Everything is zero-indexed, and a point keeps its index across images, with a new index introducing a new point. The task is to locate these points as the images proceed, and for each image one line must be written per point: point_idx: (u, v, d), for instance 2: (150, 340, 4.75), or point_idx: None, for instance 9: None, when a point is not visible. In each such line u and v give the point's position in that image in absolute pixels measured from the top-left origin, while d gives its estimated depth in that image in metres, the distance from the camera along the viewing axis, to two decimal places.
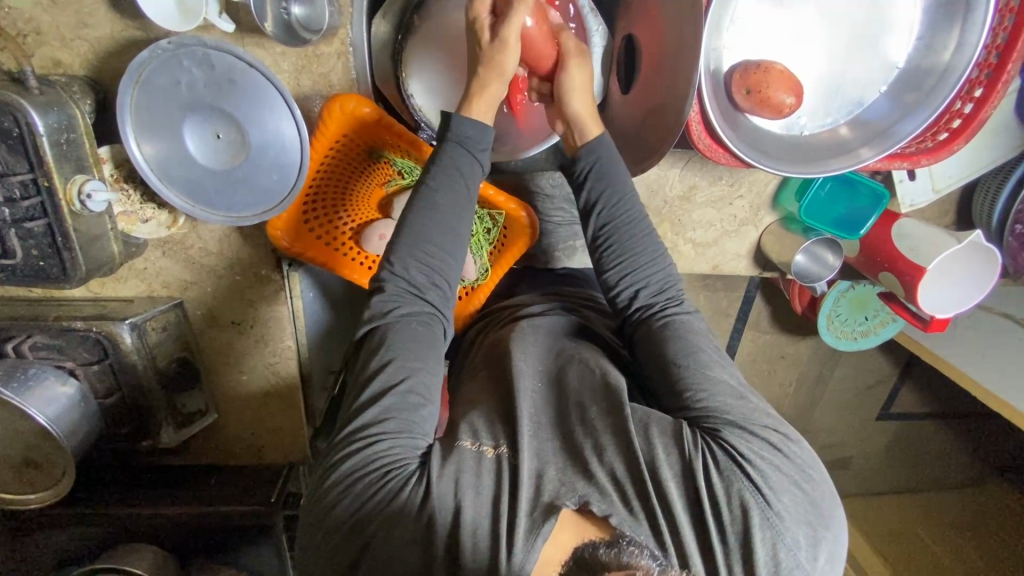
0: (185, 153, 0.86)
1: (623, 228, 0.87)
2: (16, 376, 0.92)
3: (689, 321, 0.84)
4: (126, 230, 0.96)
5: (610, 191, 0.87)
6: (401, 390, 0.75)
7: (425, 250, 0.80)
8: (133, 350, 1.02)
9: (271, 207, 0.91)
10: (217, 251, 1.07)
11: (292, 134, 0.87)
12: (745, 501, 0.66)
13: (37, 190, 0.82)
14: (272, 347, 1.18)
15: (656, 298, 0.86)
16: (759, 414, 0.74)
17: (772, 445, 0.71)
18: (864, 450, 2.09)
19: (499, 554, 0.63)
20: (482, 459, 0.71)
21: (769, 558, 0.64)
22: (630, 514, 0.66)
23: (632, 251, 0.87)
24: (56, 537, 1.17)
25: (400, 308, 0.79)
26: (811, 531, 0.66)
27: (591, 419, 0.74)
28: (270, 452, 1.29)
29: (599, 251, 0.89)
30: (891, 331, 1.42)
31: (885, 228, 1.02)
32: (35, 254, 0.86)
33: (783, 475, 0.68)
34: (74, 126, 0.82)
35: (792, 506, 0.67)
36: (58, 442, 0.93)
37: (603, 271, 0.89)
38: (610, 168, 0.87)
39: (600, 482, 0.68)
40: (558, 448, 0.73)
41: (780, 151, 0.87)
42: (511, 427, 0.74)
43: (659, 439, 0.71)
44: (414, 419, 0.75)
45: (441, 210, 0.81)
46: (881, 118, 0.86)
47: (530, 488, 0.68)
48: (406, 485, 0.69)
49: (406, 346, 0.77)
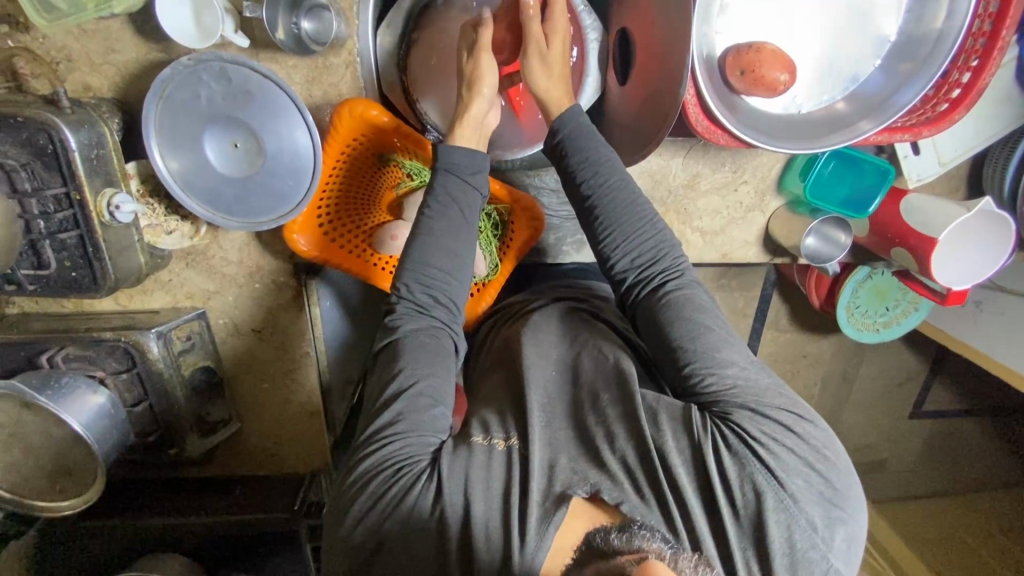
0: (207, 164, 0.91)
1: (612, 197, 0.84)
2: (50, 385, 0.95)
3: (690, 294, 0.81)
4: (151, 242, 1.01)
5: (594, 160, 0.85)
6: (410, 393, 0.76)
7: (429, 273, 0.82)
8: (159, 359, 1.05)
9: (286, 211, 0.95)
10: (237, 260, 1.11)
11: (304, 140, 0.91)
12: (757, 486, 0.65)
13: (70, 204, 0.87)
14: (292, 354, 1.21)
15: (653, 270, 0.83)
16: (772, 395, 0.73)
17: (787, 426, 0.69)
18: (899, 450, 2.02)
19: (510, 542, 0.63)
20: (494, 452, 0.72)
21: (783, 539, 0.64)
22: (641, 502, 0.66)
23: (624, 224, 0.84)
24: (89, 548, 1.19)
25: (409, 324, 0.81)
26: (826, 512, 0.66)
27: (602, 407, 0.75)
28: (291, 462, 1.31)
29: (590, 221, 0.86)
30: (915, 320, 1.39)
31: (893, 206, 1.01)
32: (68, 265, 0.90)
33: (797, 456, 0.67)
34: (103, 142, 0.88)
35: (805, 488, 0.66)
36: (89, 448, 0.96)
37: (596, 241, 0.86)
38: (587, 140, 0.85)
39: (611, 470, 0.68)
40: (570, 437, 0.73)
41: (778, 130, 0.87)
42: (522, 418, 0.75)
43: (667, 427, 0.70)
44: (429, 417, 0.76)
45: (438, 235, 0.83)
46: (877, 91, 0.87)
47: (541, 478, 0.68)
48: (418, 481, 0.70)
49: (416, 356, 0.78)
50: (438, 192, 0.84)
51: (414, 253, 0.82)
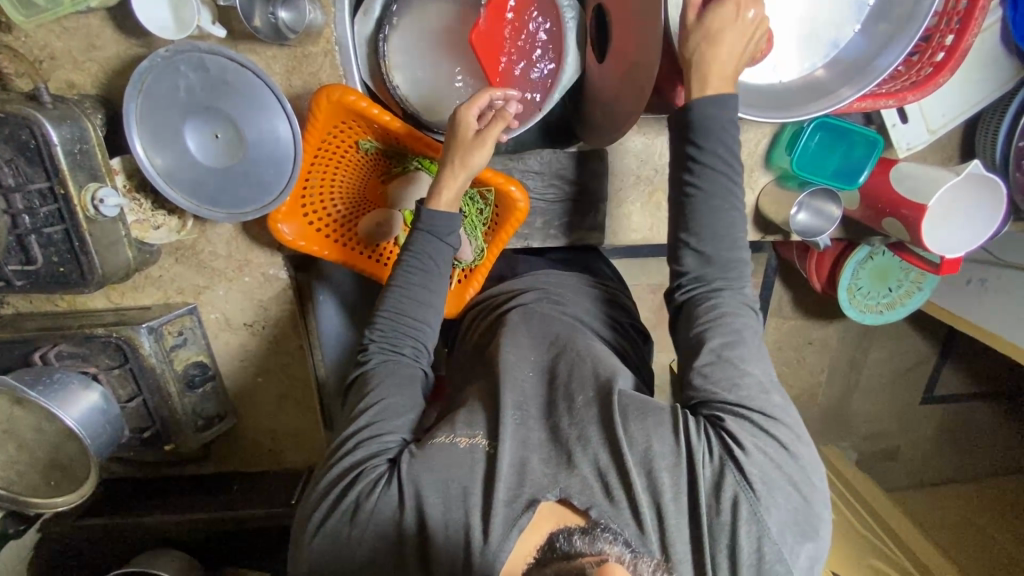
0: (188, 156, 0.92)
1: (711, 209, 0.77)
2: (42, 381, 0.96)
3: (744, 327, 0.75)
4: (139, 237, 1.02)
5: (710, 167, 0.77)
6: (370, 410, 0.76)
7: (405, 320, 0.83)
8: (151, 354, 1.06)
9: (270, 201, 0.96)
10: (226, 254, 1.11)
11: (285, 131, 0.92)
12: (736, 494, 0.64)
13: (54, 198, 0.88)
14: (284, 348, 1.22)
15: (720, 282, 0.77)
16: (778, 408, 0.70)
17: (781, 444, 0.68)
18: (912, 439, 1.98)
19: (473, 545, 0.63)
20: (457, 448, 0.70)
21: (752, 551, 0.63)
22: (610, 505, 0.65)
23: (714, 228, 0.77)
24: (89, 546, 1.20)
25: (378, 357, 0.81)
26: (799, 536, 0.65)
27: (576, 410, 0.72)
28: (290, 456, 1.31)
29: (679, 209, 0.79)
30: (920, 299, 1.38)
31: (883, 175, 1.00)
32: (55, 260, 0.91)
33: (780, 474, 0.66)
34: (86, 138, 0.89)
35: (784, 506, 0.65)
36: (81, 442, 0.96)
37: (678, 231, 0.80)
38: (716, 138, 0.77)
39: (582, 474, 0.67)
40: (543, 439, 0.71)
41: (758, 99, 0.86)
42: (492, 418, 0.74)
43: (645, 424, 0.69)
44: (396, 424, 0.76)
45: (414, 287, 0.84)
46: (859, 55, 0.85)
47: (510, 479, 0.67)
48: (376, 488, 0.69)
49: (387, 384, 0.78)
50: (414, 252, 0.85)
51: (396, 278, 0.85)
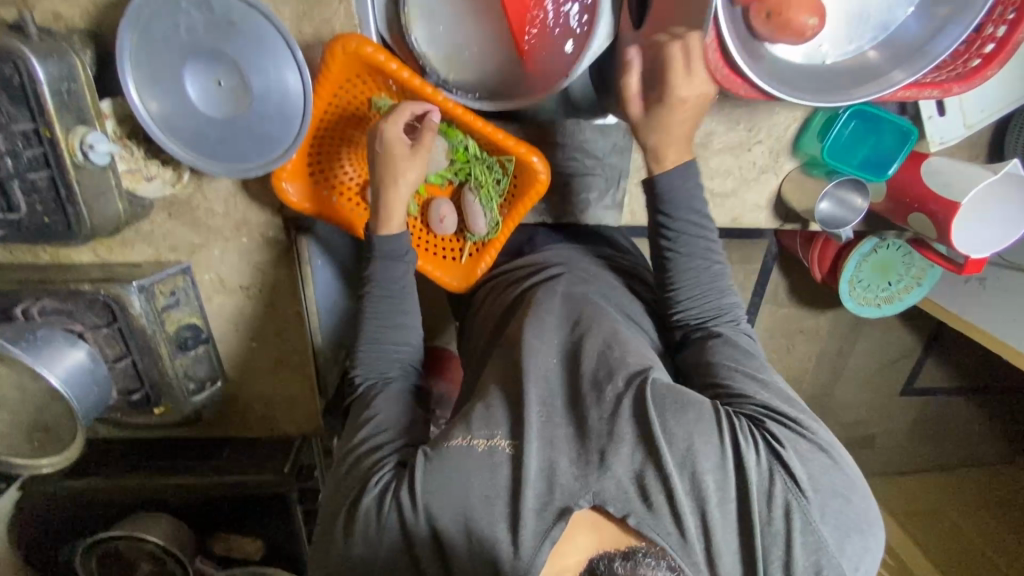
0: (187, 103, 0.85)
1: (692, 265, 0.89)
2: (25, 337, 0.91)
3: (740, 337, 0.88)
4: (130, 188, 0.95)
5: (689, 237, 0.89)
6: (373, 423, 0.80)
7: (398, 324, 0.89)
8: (142, 314, 1.00)
9: (274, 157, 0.89)
10: (223, 211, 1.05)
11: (295, 82, 0.86)
12: (787, 503, 0.66)
13: (40, 141, 0.81)
14: (281, 314, 1.16)
15: (711, 309, 0.89)
16: (803, 412, 0.76)
17: (821, 446, 0.71)
18: (888, 430, 2.01)
19: (506, 550, 0.64)
20: (474, 450, 0.69)
21: (807, 558, 0.65)
22: (648, 512, 0.66)
23: (688, 267, 0.89)
24: (73, 510, 1.16)
25: (366, 376, 0.86)
26: (856, 540, 0.67)
27: (605, 400, 0.72)
28: (282, 422, 1.27)
29: (665, 281, 0.91)
30: (917, 296, 1.35)
31: (913, 168, 0.98)
32: (41, 209, 0.85)
33: (828, 476, 0.69)
34: (75, 76, 0.81)
35: (837, 512, 0.67)
36: (66, 401, 0.91)
37: (667, 290, 0.91)
38: (684, 205, 0.88)
39: (616, 477, 0.67)
40: (570, 435, 0.71)
41: (801, 82, 0.82)
42: (517, 415, 0.72)
43: (687, 424, 0.69)
44: (400, 435, 0.79)
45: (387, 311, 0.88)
46: (912, 39, 0.81)
47: (540, 484, 0.67)
48: (385, 496, 0.70)
49: (384, 403, 0.82)
50: (382, 279, 0.88)
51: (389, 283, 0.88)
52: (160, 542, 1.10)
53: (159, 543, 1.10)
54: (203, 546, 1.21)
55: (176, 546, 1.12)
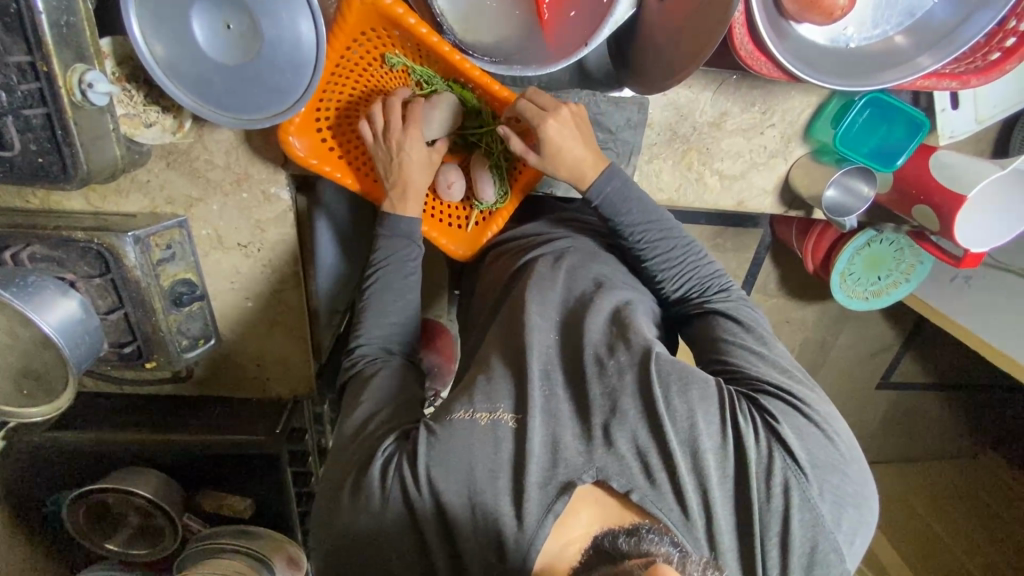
0: (191, 45, 0.81)
1: (658, 239, 0.94)
2: (15, 283, 0.88)
3: (735, 305, 0.90)
4: (128, 134, 0.92)
5: (642, 213, 0.94)
6: (377, 398, 0.81)
7: (398, 298, 0.91)
8: (137, 266, 0.97)
9: (283, 109, 0.87)
10: (223, 164, 1.02)
11: (308, 32, 0.82)
12: (787, 481, 0.68)
13: (35, 77, 0.77)
14: (279, 274, 1.14)
15: (695, 286, 0.93)
16: (804, 387, 0.78)
17: (818, 422, 0.73)
18: (862, 419, 2.06)
19: (509, 521, 0.65)
20: (477, 425, 0.71)
21: (805, 539, 0.67)
22: (652, 489, 0.67)
23: (659, 254, 0.94)
24: (57, 463, 1.13)
25: (367, 357, 0.87)
26: (850, 514, 0.69)
27: (609, 376, 0.74)
28: (274, 383, 1.26)
29: (642, 266, 0.96)
30: (904, 291, 1.36)
31: (922, 159, 0.98)
32: (35, 149, 0.81)
33: (824, 451, 0.71)
34: (74, 9, 0.77)
35: (833, 488, 0.69)
36: (58, 351, 0.89)
37: (649, 275, 0.96)
38: (622, 203, 0.93)
39: (619, 452, 0.69)
40: (571, 413, 0.73)
41: (826, 63, 0.81)
42: (519, 390, 0.74)
43: (690, 399, 0.71)
44: (402, 412, 0.80)
45: (389, 295, 0.91)
46: (942, 24, 0.80)
47: (544, 459, 0.68)
48: (390, 471, 0.71)
49: (382, 377, 0.84)
50: (394, 255, 0.92)
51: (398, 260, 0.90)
52: (147, 496, 1.09)
53: (146, 497, 1.09)
54: (190, 505, 1.19)
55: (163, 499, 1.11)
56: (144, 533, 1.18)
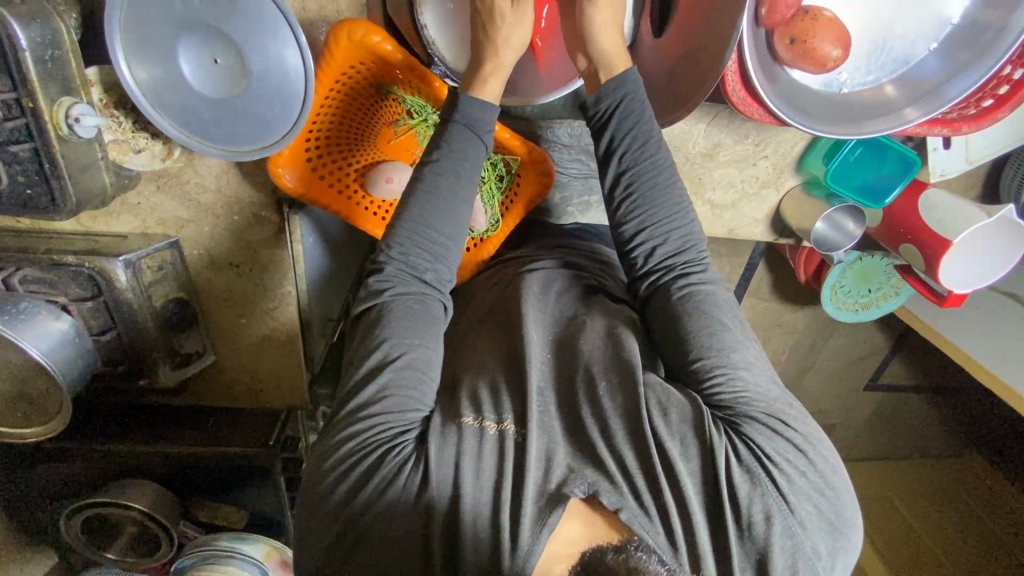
0: (180, 79, 0.80)
1: (648, 183, 0.82)
2: (7, 310, 0.88)
3: (714, 291, 0.79)
4: (117, 159, 0.91)
5: (642, 147, 0.82)
6: (398, 364, 0.72)
7: (428, 235, 0.79)
8: (128, 288, 0.98)
9: (272, 142, 0.86)
10: (215, 188, 1.02)
11: (295, 62, 0.81)
12: (768, 509, 0.63)
13: (21, 111, 0.77)
14: (272, 292, 1.14)
15: (675, 260, 0.81)
16: (783, 405, 0.71)
17: (798, 446, 0.67)
18: (849, 420, 2.04)
19: (502, 545, 0.61)
20: (485, 436, 0.68)
21: (786, 564, 0.62)
22: (642, 511, 0.63)
23: (655, 210, 0.82)
24: (57, 471, 1.16)
25: (395, 288, 0.77)
26: (831, 540, 0.65)
27: (600, 396, 0.71)
28: (268, 395, 1.27)
29: (620, 207, 0.84)
30: (895, 304, 1.31)
31: (911, 199, 0.99)
32: (23, 181, 0.81)
33: (807, 481, 0.65)
34: (59, 42, 0.76)
35: (814, 515, 0.64)
36: (52, 377, 0.91)
37: (622, 224, 0.84)
38: (636, 106, 0.82)
39: (609, 471, 0.65)
40: (564, 430, 0.70)
41: (816, 109, 0.82)
42: (520, 402, 0.71)
43: (675, 428, 0.68)
44: (413, 394, 0.72)
45: (422, 231, 0.79)
46: (929, 78, 0.82)
47: (537, 473, 0.65)
48: (405, 467, 0.66)
49: (401, 323, 0.75)
50: (413, 216, 0.79)
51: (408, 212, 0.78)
52: (142, 509, 1.12)
53: (142, 509, 1.12)
54: (185, 512, 1.23)
55: (158, 512, 1.14)
56: (140, 542, 1.22)
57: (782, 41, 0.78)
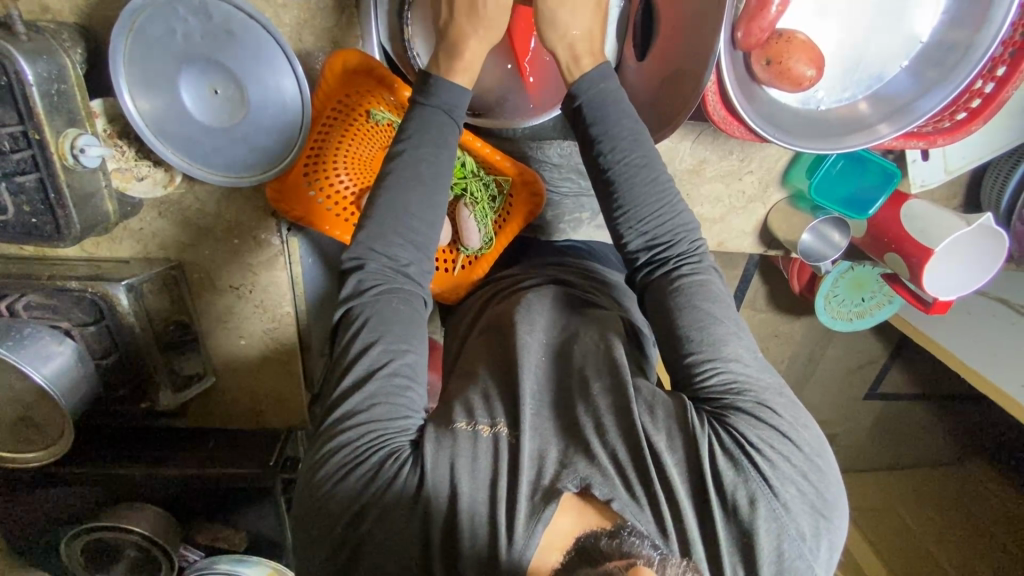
0: (181, 111, 0.84)
1: (633, 173, 0.82)
2: (11, 336, 0.90)
3: (706, 281, 0.79)
4: (120, 188, 0.95)
5: (623, 136, 0.82)
6: (386, 372, 0.72)
7: (417, 241, 0.78)
8: (129, 313, 1.00)
9: (270, 168, 0.91)
10: (214, 212, 1.04)
11: (292, 91, 0.85)
12: (753, 495, 0.64)
13: (27, 143, 0.79)
14: (271, 313, 1.16)
15: (669, 254, 0.81)
16: (770, 393, 0.72)
17: (784, 433, 0.68)
18: (851, 429, 2.03)
19: (498, 541, 0.62)
20: (480, 439, 0.69)
21: (772, 548, 0.63)
22: (633, 502, 0.65)
23: (643, 200, 0.81)
24: (58, 496, 1.16)
25: (376, 286, 0.76)
26: (814, 521, 0.65)
27: (593, 395, 0.73)
28: (270, 418, 1.29)
29: (608, 198, 0.84)
30: (888, 313, 1.33)
31: (894, 209, 1.02)
32: (27, 210, 0.83)
33: (790, 465, 0.66)
34: (64, 76, 0.80)
35: (798, 499, 0.65)
36: (56, 402, 0.92)
37: (613, 216, 0.84)
38: (610, 110, 0.82)
39: (602, 464, 0.66)
40: (557, 428, 0.71)
41: (795, 126, 0.85)
42: (513, 404, 0.73)
43: (661, 422, 0.69)
44: (404, 401, 0.72)
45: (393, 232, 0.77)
46: (900, 95, 0.86)
47: (531, 470, 0.67)
48: (402, 470, 0.67)
49: (392, 329, 0.74)
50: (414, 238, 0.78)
51: (379, 236, 0.77)
52: (145, 533, 1.11)
53: (144, 533, 1.11)
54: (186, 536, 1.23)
55: (159, 538, 1.13)
56: (141, 567, 1.21)
57: (760, 64, 0.82)
